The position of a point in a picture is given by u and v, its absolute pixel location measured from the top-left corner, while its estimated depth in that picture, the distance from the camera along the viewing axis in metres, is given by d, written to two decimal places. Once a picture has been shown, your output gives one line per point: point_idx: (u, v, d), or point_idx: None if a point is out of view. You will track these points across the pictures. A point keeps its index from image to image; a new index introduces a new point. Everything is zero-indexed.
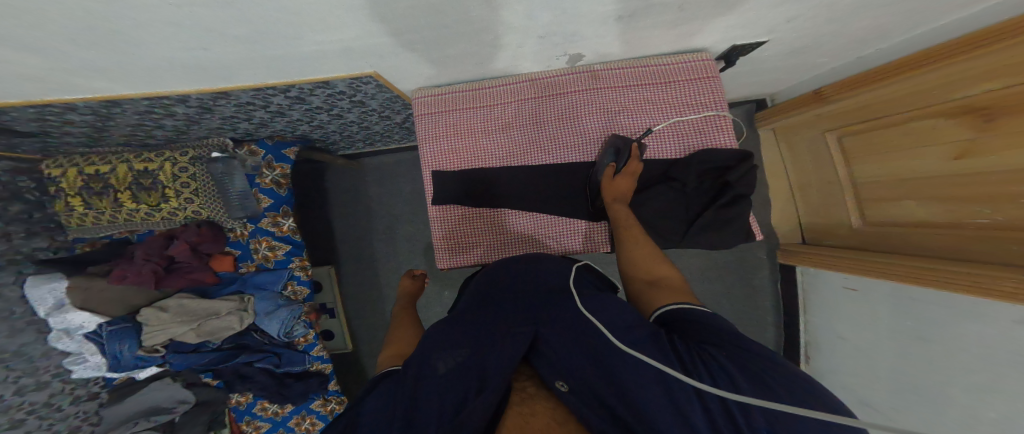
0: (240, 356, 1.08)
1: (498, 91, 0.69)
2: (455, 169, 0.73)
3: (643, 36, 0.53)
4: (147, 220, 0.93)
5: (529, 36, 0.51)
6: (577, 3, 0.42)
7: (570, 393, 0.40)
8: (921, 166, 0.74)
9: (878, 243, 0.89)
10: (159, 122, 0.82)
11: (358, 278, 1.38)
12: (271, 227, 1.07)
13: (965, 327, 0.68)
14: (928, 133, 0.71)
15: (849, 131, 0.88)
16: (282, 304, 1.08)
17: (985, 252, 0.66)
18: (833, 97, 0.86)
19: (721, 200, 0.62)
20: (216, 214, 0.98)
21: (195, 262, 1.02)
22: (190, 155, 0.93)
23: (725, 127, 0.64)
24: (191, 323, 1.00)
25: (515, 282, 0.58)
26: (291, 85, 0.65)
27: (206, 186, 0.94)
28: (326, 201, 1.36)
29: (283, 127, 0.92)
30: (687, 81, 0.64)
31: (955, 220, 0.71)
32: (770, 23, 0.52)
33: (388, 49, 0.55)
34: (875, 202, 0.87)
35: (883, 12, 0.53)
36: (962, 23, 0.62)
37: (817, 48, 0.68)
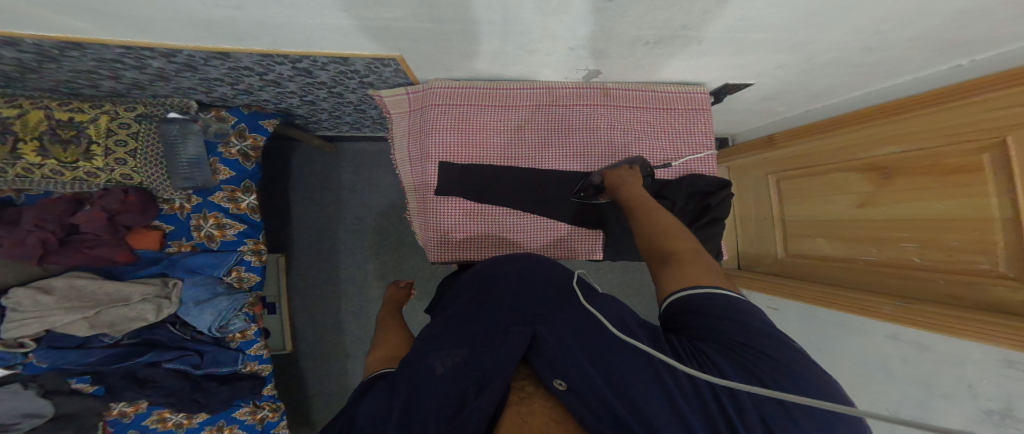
0: (148, 354, 0.91)
1: (514, 93, 0.74)
2: (463, 162, 0.74)
3: (660, 63, 0.62)
4: (51, 180, 0.74)
5: (563, 46, 0.57)
6: (621, 24, 0.48)
7: (569, 392, 0.38)
8: (832, 208, 0.93)
9: (796, 271, 1.07)
10: (116, 74, 0.66)
11: (317, 271, 1.28)
12: (226, 202, 0.95)
13: (847, 341, 0.87)
14: (841, 184, 0.90)
15: (786, 176, 1.07)
16: (221, 292, 0.96)
17: (870, 282, 0.84)
18: (783, 143, 1.04)
19: (702, 220, 0.73)
20: (153, 183, 0.83)
21: (107, 235, 0.82)
22: (136, 112, 0.78)
23: (709, 158, 0.76)
24: (85, 312, 0.81)
25: (517, 279, 0.56)
26: (306, 56, 0.62)
27: (149, 149, 0.79)
28: (290, 182, 1.26)
29: (272, 97, 0.85)
30: (681, 110, 0.74)
31: (849, 255, 0.89)
32: (758, 69, 0.64)
33: (432, 35, 0.56)
34: (795, 237, 1.06)
35: (842, 70, 0.67)
36: (872, 96, 0.81)
37: (782, 97, 0.83)
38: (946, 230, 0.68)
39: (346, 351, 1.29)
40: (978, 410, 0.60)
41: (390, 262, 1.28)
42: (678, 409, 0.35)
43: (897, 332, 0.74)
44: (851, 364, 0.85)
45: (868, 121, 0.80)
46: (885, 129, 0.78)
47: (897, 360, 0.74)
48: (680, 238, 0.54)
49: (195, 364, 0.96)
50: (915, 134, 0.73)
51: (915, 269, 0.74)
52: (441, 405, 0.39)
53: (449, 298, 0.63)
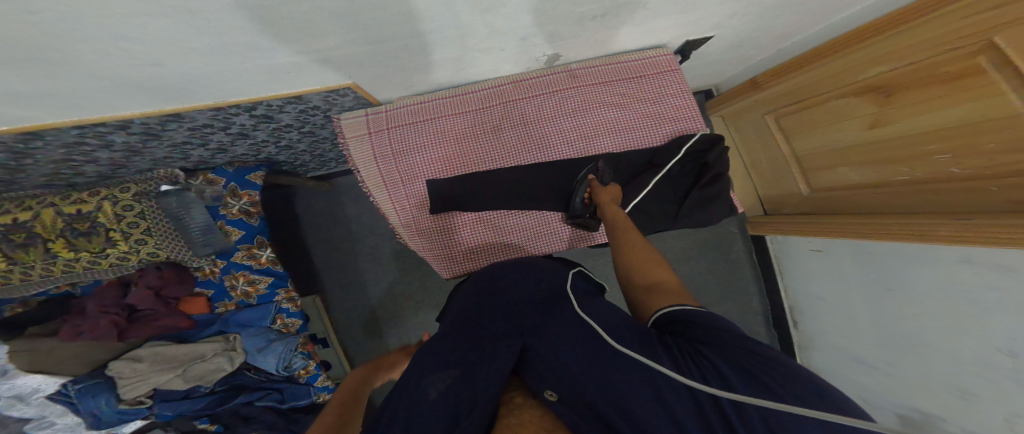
0: (239, 397, 1.00)
1: (475, 96, 0.73)
2: (448, 175, 0.74)
3: (609, 36, 0.58)
4: (91, 270, 0.77)
5: (512, 38, 0.55)
6: (556, 4, 0.45)
7: (558, 402, 0.38)
8: (843, 136, 0.85)
9: (827, 207, 0.99)
10: (88, 159, 0.70)
11: (346, 303, 1.33)
12: (247, 260, 0.97)
13: (918, 271, 0.79)
14: (845, 110, 0.83)
15: (783, 113, 0.99)
16: (274, 338, 1.01)
17: (916, 203, 0.76)
18: (768, 84, 0.97)
19: (705, 178, 0.69)
20: (177, 253, 0.85)
21: (162, 308, 0.89)
22: (132, 191, 0.79)
23: (695, 113, 0.71)
24: (175, 370, 0.91)
25: (503, 294, 0.57)
26: (257, 101, 0.63)
27: (160, 223, 0.82)
28: (301, 227, 1.31)
29: (247, 150, 0.88)
30: (656, 74, 0.70)
31: (883, 179, 0.81)
32: (714, 21, 0.59)
33: (371, 56, 0.55)
34: (815, 171, 0.98)
35: (804, 9, 0.62)
36: (849, 21, 0.74)
37: (751, 42, 0.77)
38: (975, 133, 0.61)
39: None
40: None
41: (410, 278, 1.32)
42: (671, 408, 0.34)
43: (969, 256, 0.68)
44: (929, 297, 0.77)
45: (861, 41, 0.73)
46: (871, 50, 0.72)
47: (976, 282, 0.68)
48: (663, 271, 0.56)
49: (279, 400, 1.05)
50: (905, 48, 0.67)
51: (962, 181, 0.66)
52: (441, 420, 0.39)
53: (446, 312, 0.65)
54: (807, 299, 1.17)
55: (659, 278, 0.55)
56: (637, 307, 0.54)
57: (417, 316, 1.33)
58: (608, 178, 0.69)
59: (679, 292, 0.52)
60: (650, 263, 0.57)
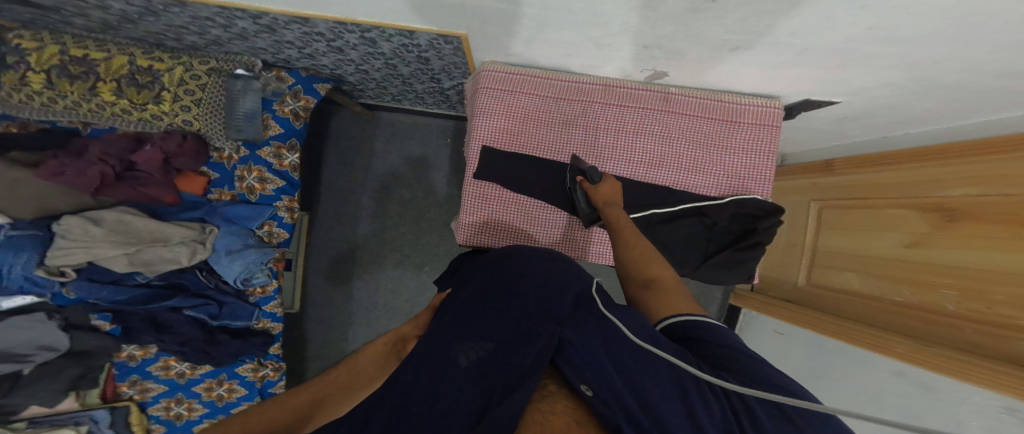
0: (173, 299, 0.87)
1: (566, 85, 0.73)
2: (505, 150, 0.75)
3: (741, 71, 0.59)
4: (118, 118, 0.74)
5: (635, 43, 0.55)
6: (712, 27, 0.46)
7: (595, 397, 0.35)
8: (879, 248, 0.86)
9: (814, 300, 1.05)
10: (201, 30, 0.69)
11: (331, 233, 1.28)
12: (271, 157, 0.93)
13: (849, 371, 0.86)
14: (895, 220, 0.82)
15: (831, 203, 1.01)
16: (251, 245, 0.91)
17: (893, 322, 0.80)
18: (844, 171, 0.97)
19: (741, 244, 0.71)
20: (211, 132, 0.82)
21: (158, 175, 0.81)
22: (208, 66, 0.78)
23: (768, 177, 0.71)
24: (127, 248, 0.78)
25: (542, 279, 0.55)
26: (376, 26, 0.62)
27: (215, 100, 0.80)
28: (323, 144, 1.26)
29: (332, 63, 0.83)
30: (752, 124, 0.70)
31: (881, 293, 0.84)
32: (858, 86, 0.55)
33: (498, 16, 0.55)
34: (824, 268, 1.02)
35: (897, 117, 0.69)
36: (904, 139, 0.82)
37: (869, 120, 0.73)
38: (992, 283, 0.61)
39: (348, 318, 1.28)
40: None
41: (406, 235, 1.27)
42: (694, 420, 0.34)
43: (901, 369, 0.74)
44: (843, 392, 0.86)
45: (919, 165, 0.77)
46: (926, 172, 0.76)
47: (883, 393, 0.76)
48: (660, 266, 0.60)
49: (212, 315, 0.92)
50: (975, 175, 0.66)
51: (951, 317, 0.68)
52: (450, 414, 0.36)
53: (467, 284, 0.63)
54: None
55: (658, 275, 0.59)
56: (638, 302, 0.57)
57: (396, 274, 1.28)
58: (597, 177, 0.69)
59: (675, 291, 0.56)
60: (648, 257, 0.61)
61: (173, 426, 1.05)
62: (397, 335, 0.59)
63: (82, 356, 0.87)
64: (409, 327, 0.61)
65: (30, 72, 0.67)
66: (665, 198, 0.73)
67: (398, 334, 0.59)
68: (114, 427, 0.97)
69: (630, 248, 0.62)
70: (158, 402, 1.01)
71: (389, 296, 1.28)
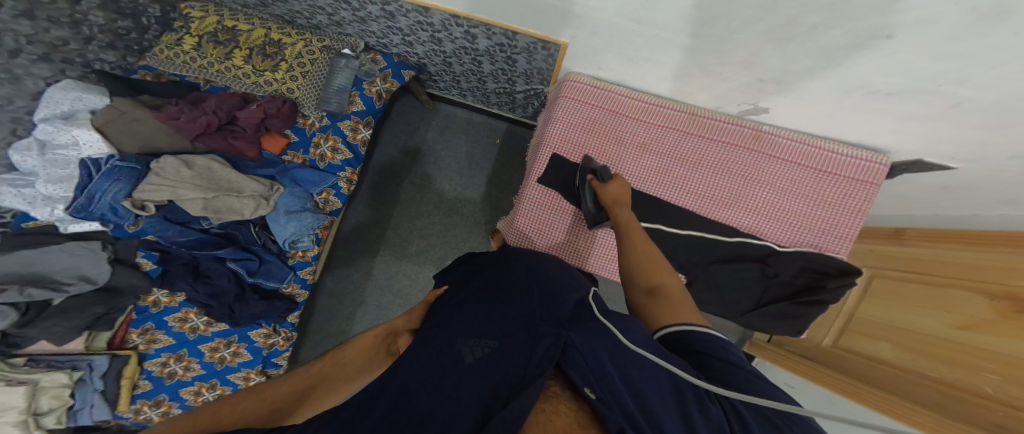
0: (224, 249, 0.88)
1: (652, 108, 0.74)
2: (576, 161, 0.75)
3: (846, 115, 0.60)
4: (237, 79, 0.90)
5: (750, 75, 0.57)
6: (853, 63, 0.47)
7: (598, 401, 0.34)
8: (922, 324, 0.79)
9: (834, 363, 1.01)
10: (334, 11, 0.86)
11: (368, 212, 1.29)
12: (348, 130, 0.99)
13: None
14: (951, 302, 0.75)
15: (885, 274, 0.97)
16: (308, 209, 0.93)
17: (913, 393, 0.76)
18: (910, 242, 0.93)
19: (804, 298, 0.69)
20: (306, 101, 0.93)
21: (251, 132, 0.90)
22: (324, 44, 0.94)
23: (850, 235, 0.69)
24: (206, 192, 0.83)
25: (543, 281, 0.54)
26: (486, 23, 0.69)
27: (317, 74, 0.93)
28: (383, 125, 1.30)
29: (424, 53, 0.93)
30: (846, 178, 0.67)
31: (912, 366, 0.79)
32: (979, 155, 0.54)
33: (611, 29, 0.57)
34: (856, 333, 0.98)
35: (978, 193, 0.69)
36: (955, 220, 0.83)
37: (959, 193, 0.75)
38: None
39: (362, 299, 1.27)
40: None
41: (438, 226, 1.27)
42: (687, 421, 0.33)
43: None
44: None
45: (974, 244, 0.75)
46: (979, 255, 0.73)
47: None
48: (666, 272, 0.55)
49: (250, 271, 0.91)
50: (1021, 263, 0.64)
51: (978, 396, 0.62)
52: (450, 419, 0.32)
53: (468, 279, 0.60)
54: None
55: (666, 281, 0.54)
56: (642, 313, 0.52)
57: (419, 263, 1.27)
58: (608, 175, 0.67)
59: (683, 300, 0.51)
60: (655, 263, 0.56)
61: (160, 387, 0.95)
62: (388, 328, 0.55)
63: (113, 293, 0.85)
64: (402, 321, 0.56)
65: (188, 36, 0.92)
66: (727, 238, 0.72)
67: (388, 327, 0.54)
68: (105, 378, 0.88)
69: (636, 252, 0.58)
70: (157, 357, 0.94)
71: (406, 283, 1.27)
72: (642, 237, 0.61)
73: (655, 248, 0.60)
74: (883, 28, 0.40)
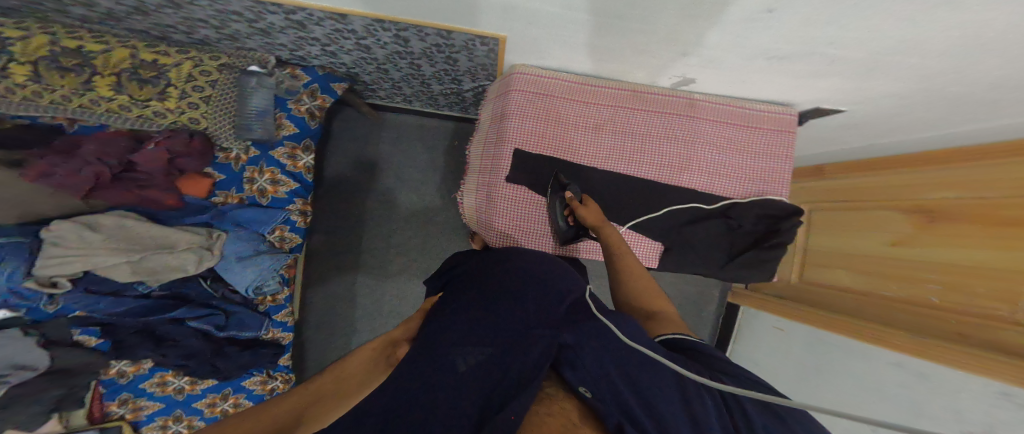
0: (178, 310, 0.83)
1: (596, 90, 0.75)
2: (536, 153, 0.75)
3: (758, 82, 0.65)
4: (115, 114, 0.76)
5: (677, 50, 0.59)
6: (752, 37, 0.50)
7: (595, 399, 0.36)
8: (864, 246, 0.92)
9: (808, 299, 1.09)
10: (222, 23, 0.71)
11: (336, 237, 1.24)
12: (285, 158, 0.93)
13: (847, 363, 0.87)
14: (880, 222, 0.89)
15: (822, 206, 1.09)
16: (263, 251, 0.91)
17: (881, 315, 0.85)
18: (839, 175, 1.05)
19: (767, 243, 0.74)
20: (218, 132, 0.85)
21: (161, 177, 0.83)
22: (219, 61, 0.81)
23: (784, 180, 0.77)
24: (131, 255, 0.76)
25: (534, 281, 0.55)
26: (416, 25, 0.65)
27: (222, 97, 0.83)
28: (325, 146, 1.24)
29: (351, 61, 0.86)
30: (772, 130, 0.75)
31: (871, 289, 0.89)
32: (881, 90, 0.60)
33: (546, 19, 0.56)
34: (814, 266, 1.08)
35: (891, 126, 0.75)
36: (885, 150, 0.90)
37: (876, 131, 0.81)
38: None
39: (350, 324, 1.24)
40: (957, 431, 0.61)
41: (413, 237, 1.25)
42: (691, 411, 0.36)
43: (901, 360, 0.75)
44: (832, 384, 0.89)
45: (905, 168, 0.85)
46: (907, 177, 0.84)
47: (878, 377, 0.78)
48: (661, 299, 0.61)
49: (218, 326, 0.88)
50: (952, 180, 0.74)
51: (940, 310, 0.72)
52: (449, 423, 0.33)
53: (459, 287, 0.60)
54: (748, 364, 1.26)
55: (659, 308, 0.59)
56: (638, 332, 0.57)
57: (402, 278, 1.25)
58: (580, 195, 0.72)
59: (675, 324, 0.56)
60: (650, 292, 0.61)
61: None
62: (386, 339, 0.56)
63: (65, 374, 0.79)
64: (398, 332, 0.58)
65: (13, 63, 0.68)
66: (689, 200, 0.76)
67: (387, 339, 0.56)
68: None
69: (633, 277, 0.63)
70: (150, 423, 0.91)
71: (394, 299, 1.25)
72: (637, 265, 0.66)
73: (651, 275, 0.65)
74: (763, 5, 0.42)
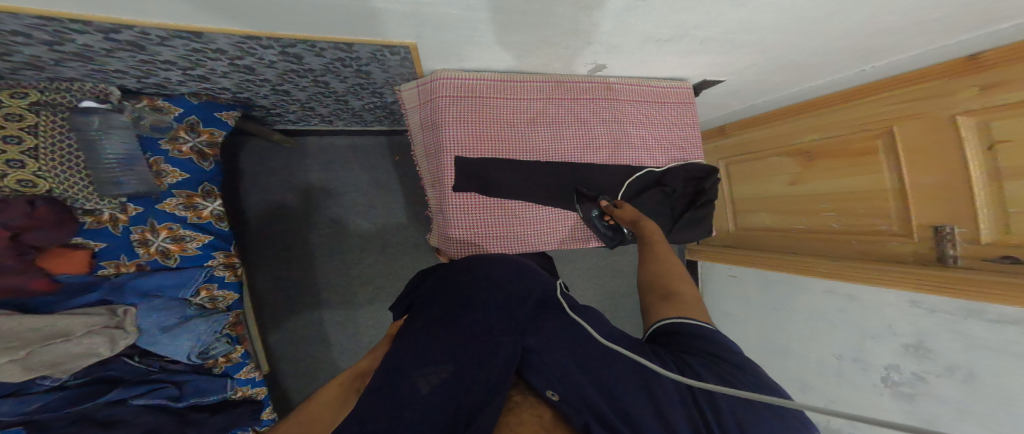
0: (113, 391, 0.75)
1: (517, 85, 0.76)
2: (475, 156, 0.74)
3: (659, 60, 0.71)
4: None
5: (581, 39, 0.61)
6: (641, 21, 0.54)
7: (562, 400, 0.38)
8: (775, 189, 1.07)
9: (744, 243, 1.22)
10: (13, 53, 0.55)
11: (288, 273, 1.18)
12: (183, 210, 0.81)
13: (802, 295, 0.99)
14: (774, 168, 1.06)
15: (733, 160, 1.22)
16: (193, 315, 0.83)
17: (800, 247, 1.01)
18: (741, 132, 1.16)
19: (698, 202, 0.82)
20: (70, 191, 0.66)
21: (7, 261, 0.62)
22: (31, 100, 0.63)
23: (697, 146, 0.87)
24: (13, 355, 0.60)
25: (489, 285, 0.57)
26: (309, 40, 0.60)
27: (54, 145, 0.63)
28: (241, 184, 1.14)
29: (233, 85, 0.77)
30: (675, 103, 0.84)
31: (785, 225, 1.05)
32: (771, 47, 0.66)
33: (452, 22, 0.56)
34: (743, 212, 1.21)
35: (778, 77, 0.84)
36: (781, 99, 1.01)
37: (769, 85, 0.89)
38: None
39: (327, 358, 1.20)
40: (898, 345, 0.76)
41: (373, 255, 1.22)
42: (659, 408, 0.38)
43: (834, 287, 0.89)
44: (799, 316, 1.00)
45: (800, 114, 0.96)
46: (817, 119, 0.92)
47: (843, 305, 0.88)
48: (680, 280, 0.57)
49: (173, 398, 0.82)
50: None
51: (838, 233, 0.90)
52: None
53: (416, 309, 0.59)
54: (716, 313, 1.37)
55: (679, 288, 0.56)
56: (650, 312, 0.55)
57: (369, 298, 1.23)
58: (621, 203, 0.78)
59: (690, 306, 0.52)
60: (670, 273, 0.59)
61: None
62: (356, 371, 0.53)
63: None
64: (368, 361, 0.55)
65: None
66: (624, 177, 0.81)
67: (354, 370, 0.53)
68: None
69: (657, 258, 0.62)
70: None
71: (367, 320, 1.23)
72: (663, 250, 0.65)
73: (676, 259, 0.62)
74: None
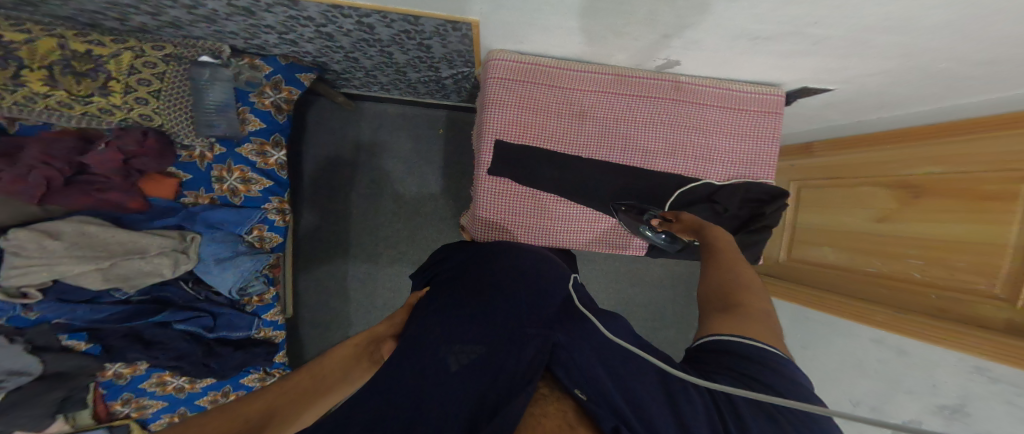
0: (160, 314, 0.81)
1: (578, 75, 0.72)
2: (520, 143, 0.72)
3: (743, 61, 0.64)
4: (55, 111, 0.64)
5: (657, 32, 0.56)
6: (738, 16, 0.47)
7: (591, 401, 0.35)
8: (850, 222, 0.94)
9: (799, 276, 1.11)
10: (159, 9, 0.60)
11: (323, 232, 1.22)
12: (254, 155, 0.87)
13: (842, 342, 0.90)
14: (865, 197, 0.91)
15: (807, 183, 1.11)
16: (243, 252, 0.88)
17: (862, 290, 0.90)
18: (824, 153, 1.04)
19: (752, 226, 0.75)
20: (175, 128, 0.73)
21: (116, 178, 0.74)
22: (165, 51, 0.68)
23: (770, 161, 0.78)
24: (98, 261, 0.71)
25: (524, 276, 0.54)
26: (379, 11, 0.59)
27: (175, 92, 0.70)
28: (302, 140, 1.20)
29: (317, 50, 0.79)
30: (757, 111, 0.75)
31: (851, 265, 0.93)
32: (887, 64, 0.57)
33: (523, 5, 0.52)
34: (801, 243, 1.10)
35: (879, 100, 0.73)
36: (874, 125, 0.89)
37: (863, 107, 0.79)
38: None
39: (345, 317, 1.25)
40: (933, 404, 0.65)
41: (403, 229, 1.24)
42: (681, 418, 0.34)
43: (882, 337, 0.80)
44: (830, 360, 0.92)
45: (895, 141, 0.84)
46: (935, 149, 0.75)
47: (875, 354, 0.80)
48: (752, 294, 0.48)
49: (207, 328, 0.87)
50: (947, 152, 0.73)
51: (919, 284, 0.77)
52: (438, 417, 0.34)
53: (442, 284, 0.58)
54: None
55: (747, 301, 0.47)
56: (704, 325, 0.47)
57: (393, 269, 1.25)
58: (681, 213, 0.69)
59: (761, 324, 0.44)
60: (733, 283, 0.50)
61: None
62: (370, 335, 0.52)
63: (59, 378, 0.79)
64: (384, 326, 0.55)
65: None
66: (674, 186, 0.76)
67: (369, 335, 0.52)
68: None
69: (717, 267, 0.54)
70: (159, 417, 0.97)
71: (387, 291, 1.25)
72: (729, 259, 0.55)
73: (749, 270, 0.53)
74: None
